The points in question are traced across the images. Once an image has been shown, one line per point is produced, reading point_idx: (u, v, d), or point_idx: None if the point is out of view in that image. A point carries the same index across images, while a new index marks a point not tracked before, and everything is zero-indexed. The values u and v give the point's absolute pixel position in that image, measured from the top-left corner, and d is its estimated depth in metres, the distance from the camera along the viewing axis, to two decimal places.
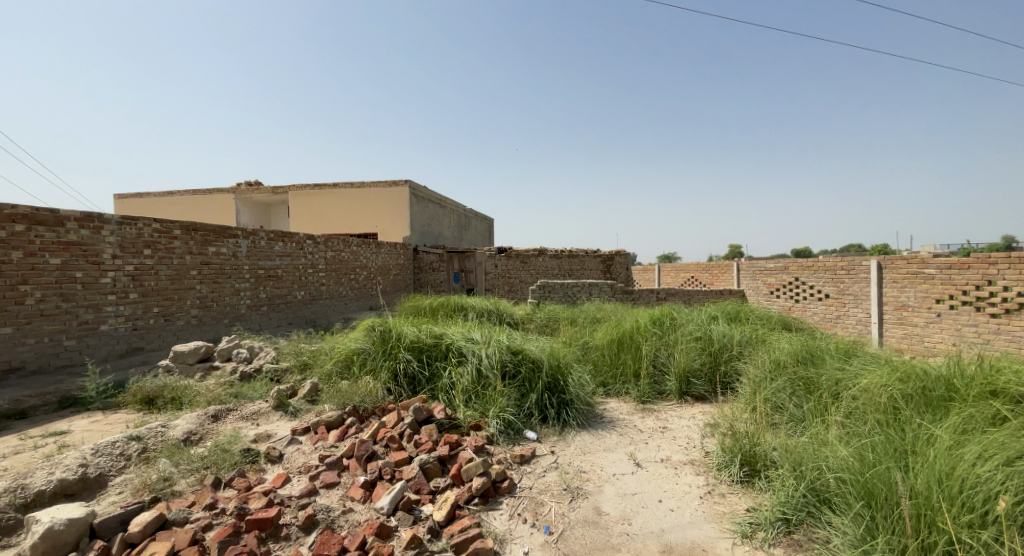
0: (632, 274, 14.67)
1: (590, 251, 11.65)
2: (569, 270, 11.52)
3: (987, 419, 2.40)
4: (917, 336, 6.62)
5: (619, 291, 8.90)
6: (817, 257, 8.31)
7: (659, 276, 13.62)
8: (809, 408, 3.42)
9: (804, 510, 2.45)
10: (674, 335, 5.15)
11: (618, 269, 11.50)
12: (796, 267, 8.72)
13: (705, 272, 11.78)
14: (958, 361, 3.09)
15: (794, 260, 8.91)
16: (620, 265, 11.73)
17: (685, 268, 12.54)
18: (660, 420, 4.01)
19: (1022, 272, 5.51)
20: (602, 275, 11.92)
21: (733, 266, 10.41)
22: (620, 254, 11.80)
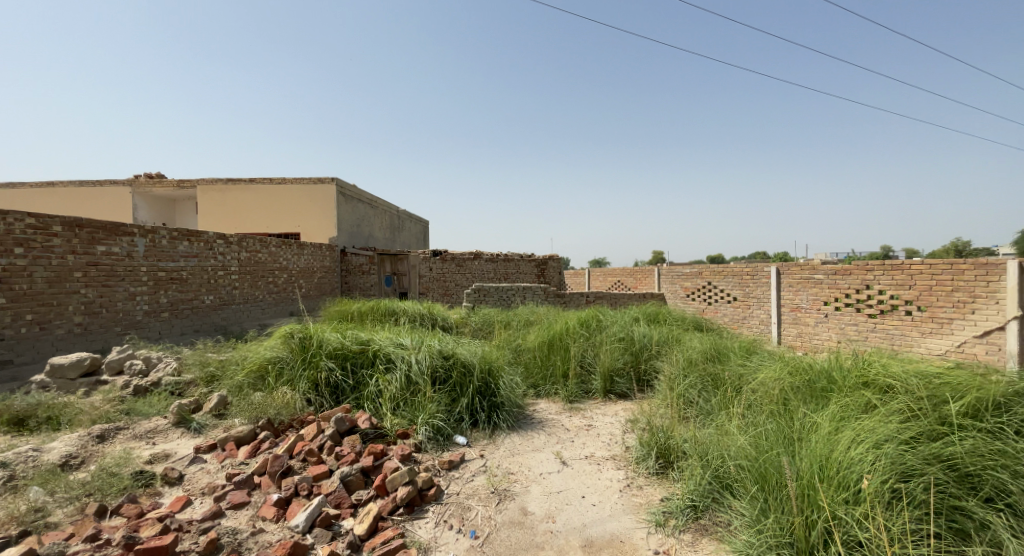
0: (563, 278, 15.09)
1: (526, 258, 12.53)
2: (504, 274, 12.14)
3: (860, 406, 2.73)
4: (809, 334, 7.41)
5: (551, 294, 9.19)
6: (727, 263, 9.03)
7: (589, 280, 14.09)
8: (716, 401, 3.70)
9: (709, 496, 2.65)
10: (600, 336, 5.36)
11: (551, 273, 12.59)
12: (709, 273, 9.38)
13: (630, 277, 12.36)
14: (842, 356, 3.49)
15: (707, 266, 9.61)
16: (554, 270, 12.94)
17: (613, 272, 13.01)
18: (586, 418, 4.15)
19: (892, 278, 6.32)
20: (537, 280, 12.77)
21: (655, 271, 11.00)
22: (555, 259, 12.93)
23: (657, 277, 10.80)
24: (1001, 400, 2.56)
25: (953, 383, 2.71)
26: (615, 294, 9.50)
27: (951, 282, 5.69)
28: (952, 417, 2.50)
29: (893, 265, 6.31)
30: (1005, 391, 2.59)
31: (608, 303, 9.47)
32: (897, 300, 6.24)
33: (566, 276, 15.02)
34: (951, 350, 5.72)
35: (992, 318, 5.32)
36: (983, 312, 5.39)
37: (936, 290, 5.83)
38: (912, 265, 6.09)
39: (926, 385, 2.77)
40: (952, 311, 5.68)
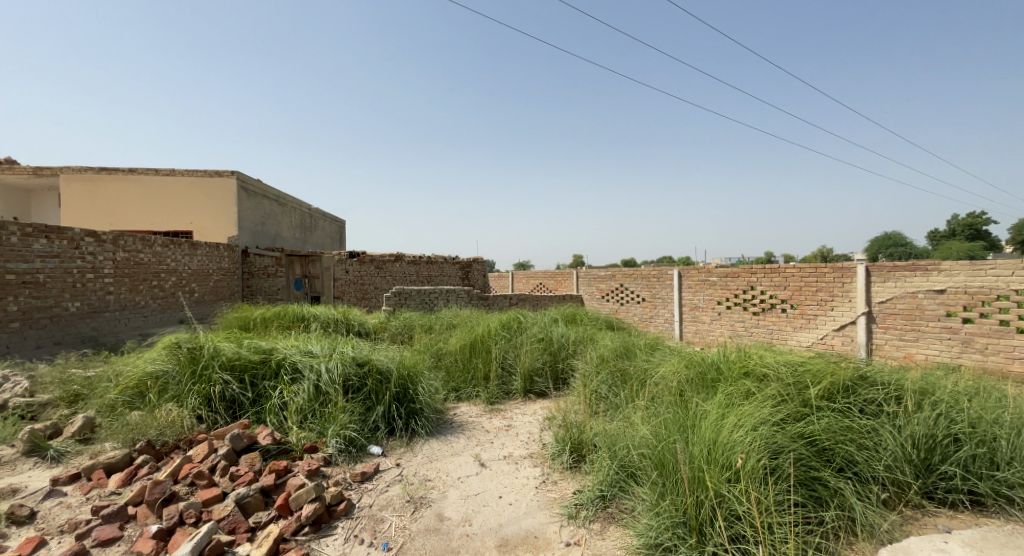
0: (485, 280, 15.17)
1: (449, 259, 12.73)
2: (426, 276, 12.19)
3: (743, 393, 3.04)
4: (705, 331, 8.12)
5: (474, 297, 9.19)
6: (636, 266, 9.59)
7: (512, 282, 14.27)
8: (624, 395, 3.91)
9: (616, 485, 2.80)
10: (520, 337, 5.44)
11: (476, 276, 13.34)
12: (621, 275, 9.88)
13: (550, 280, 12.69)
14: (732, 350, 3.86)
15: (619, 268, 10.15)
16: (478, 273, 13.52)
17: (535, 275, 13.25)
18: (505, 419, 4.20)
19: (772, 280, 7.11)
20: (461, 282, 13.14)
21: (573, 273, 11.39)
22: (478, 262, 13.48)
23: (575, 279, 11.19)
24: (850, 383, 2.99)
25: (815, 369, 3.11)
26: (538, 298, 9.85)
27: (816, 283, 6.52)
28: (812, 400, 2.87)
29: (772, 269, 7.12)
30: (852, 375, 3.04)
31: (529, 305, 9.70)
32: (776, 299, 7.03)
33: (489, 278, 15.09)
34: (816, 341, 6.56)
35: (847, 313, 6.18)
36: (841, 309, 6.25)
37: (805, 291, 6.63)
38: (787, 269, 6.89)
39: (795, 372, 3.14)
40: (817, 308, 6.51)
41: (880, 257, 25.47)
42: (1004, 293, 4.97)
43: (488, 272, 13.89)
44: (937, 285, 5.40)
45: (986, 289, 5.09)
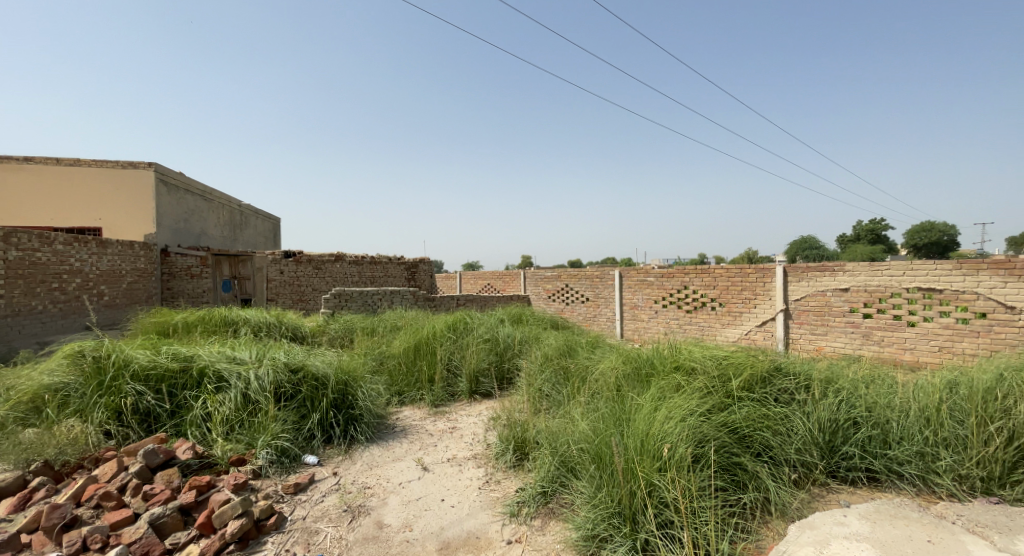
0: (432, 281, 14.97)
1: (393, 260, 12.46)
2: (369, 277, 11.84)
3: (674, 386, 3.19)
4: (644, 328, 8.47)
5: (420, 298, 9.01)
6: (580, 267, 9.81)
7: (458, 282, 14.15)
8: (566, 392, 3.99)
9: (557, 481, 2.86)
10: (466, 338, 5.40)
11: (422, 277, 13.13)
12: (566, 275, 10.05)
13: (497, 281, 12.70)
14: (667, 345, 4.05)
15: (563, 269, 10.35)
16: (424, 273, 13.33)
17: (482, 275, 13.21)
18: (450, 421, 4.16)
19: (702, 280, 7.53)
20: (406, 282, 12.87)
21: (519, 273, 11.46)
22: (424, 263, 13.28)
23: (522, 279, 11.26)
24: (767, 374, 3.24)
25: (738, 362, 3.33)
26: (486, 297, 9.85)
27: (741, 282, 6.98)
28: (734, 390, 3.08)
29: (703, 269, 7.53)
30: (769, 367, 3.29)
31: (476, 306, 9.67)
32: (707, 298, 7.46)
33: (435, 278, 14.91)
34: (742, 337, 7.02)
35: (768, 310, 6.67)
36: (763, 306, 6.73)
37: (731, 290, 7.08)
38: (716, 269, 7.31)
39: (720, 365, 3.35)
40: (742, 306, 6.97)
41: (800, 258, 27.64)
42: (897, 291, 5.55)
43: (434, 273, 13.69)
44: (843, 284, 5.95)
45: (883, 288, 5.66)
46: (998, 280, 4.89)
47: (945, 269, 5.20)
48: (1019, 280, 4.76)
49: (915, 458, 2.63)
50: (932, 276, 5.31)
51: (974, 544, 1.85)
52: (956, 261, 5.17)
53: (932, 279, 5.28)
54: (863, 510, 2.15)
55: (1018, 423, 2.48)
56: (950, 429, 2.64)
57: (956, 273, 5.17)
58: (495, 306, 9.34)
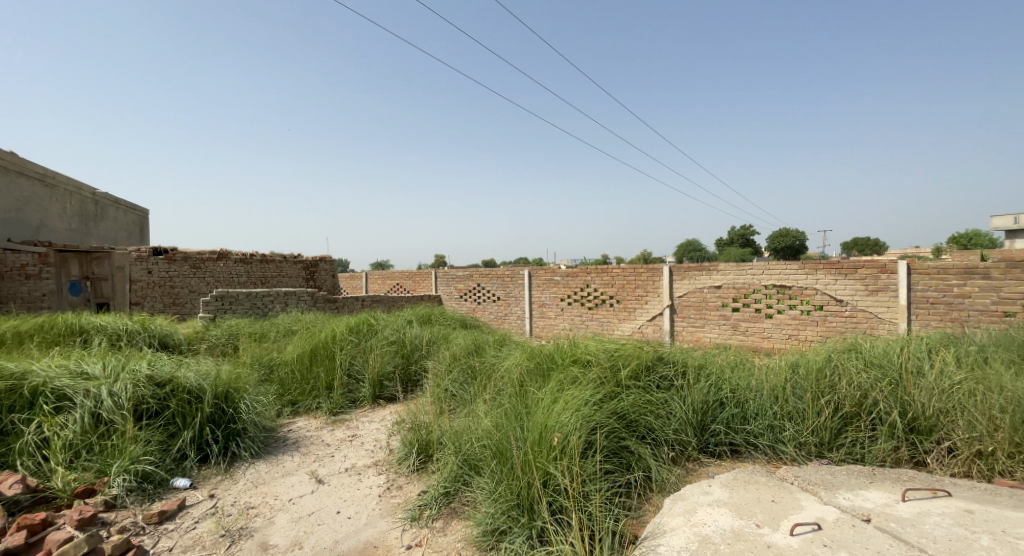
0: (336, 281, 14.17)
1: (288, 258, 11.61)
2: (260, 277, 10.91)
3: (571, 379, 3.35)
4: (551, 325, 8.78)
5: (319, 299, 8.49)
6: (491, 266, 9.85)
7: (364, 282, 13.52)
8: (472, 390, 4.00)
9: (459, 480, 2.87)
10: (370, 341, 5.19)
11: (323, 276, 12.39)
12: (476, 274, 10.01)
13: (407, 280, 12.15)
14: (568, 341, 4.23)
15: (474, 268, 10.32)
16: (325, 273, 12.57)
17: (389, 275, 12.74)
18: (349, 429, 3.98)
19: (602, 279, 7.98)
20: (304, 282, 12.05)
21: (428, 273, 11.23)
22: (325, 262, 12.53)
23: (432, 279, 11.05)
24: (650, 363, 3.54)
25: (626, 353, 3.59)
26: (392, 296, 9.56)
27: (635, 280, 7.53)
28: (623, 380, 3.32)
29: (602, 269, 7.98)
30: (653, 357, 3.60)
31: (381, 307, 9.33)
32: (606, 295, 7.92)
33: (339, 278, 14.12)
34: (636, 331, 7.59)
35: (657, 306, 7.27)
36: (653, 302, 7.32)
37: (626, 287, 7.61)
38: (614, 268, 7.78)
39: (611, 357, 3.58)
40: (636, 302, 7.53)
41: (689, 259, 30.34)
42: (758, 288, 6.35)
43: (336, 272, 12.96)
44: (717, 282, 6.67)
45: (747, 285, 6.44)
46: (831, 277, 5.80)
47: (793, 269, 6.07)
48: (846, 277, 5.69)
49: (768, 430, 3.04)
50: (783, 275, 6.16)
51: (807, 500, 2.17)
52: (801, 262, 6.04)
53: (784, 277, 6.13)
54: (725, 479, 2.43)
55: (840, 396, 2.97)
56: (793, 404, 3.09)
57: (801, 272, 6.05)
58: (403, 307, 9.08)
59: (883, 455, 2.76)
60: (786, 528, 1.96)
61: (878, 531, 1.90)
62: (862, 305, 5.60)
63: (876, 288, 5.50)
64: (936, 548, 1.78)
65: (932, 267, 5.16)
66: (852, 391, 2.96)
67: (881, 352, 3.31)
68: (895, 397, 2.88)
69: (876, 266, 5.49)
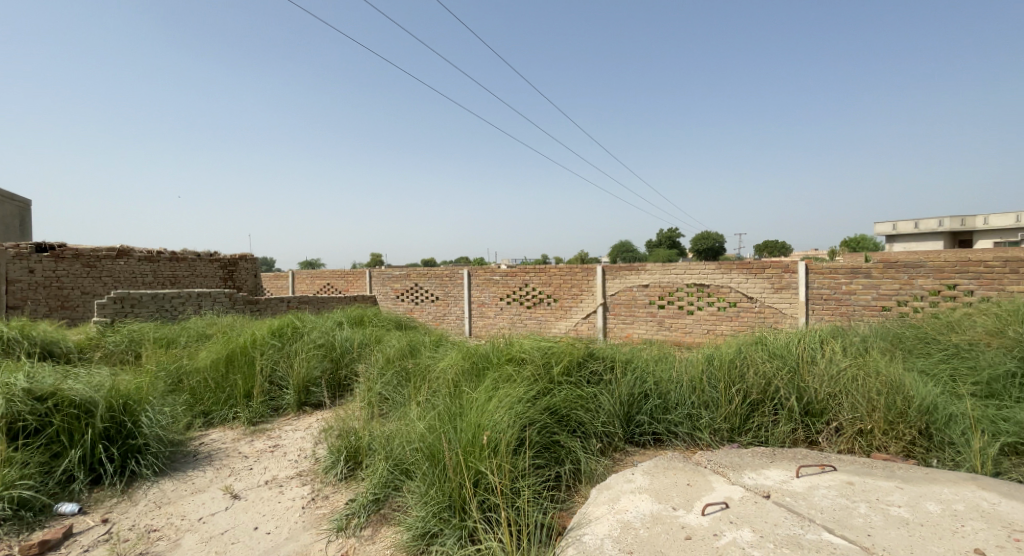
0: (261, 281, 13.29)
1: (202, 257, 10.76)
2: (169, 277, 10.02)
3: (506, 377, 3.38)
4: (490, 324, 8.80)
5: (239, 301, 7.94)
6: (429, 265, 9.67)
7: (292, 282, 12.79)
8: (406, 393, 3.93)
9: (390, 485, 2.80)
10: (295, 345, 4.93)
11: (242, 276, 11.60)
12: (414, 274, 9.78)
13: (340, 280, 11.64)
14: (504, 339, 4.25)
15: (412, 268, 10.08)
16: (245, 272, 11.77)
17: (319, 274, 12.13)
18: (270, 439, 3.76)
19: (539, 278, 8.11)
20: (222, 282, 11.21)
21: (363, 272, 10.83)
22: (245, 260, 11.74)
23: (366, 279, 10.66)
24: (581, 359, 3.66)
25: (559, 351, 3.67)
26: (321, 297, 9.13)
27: (570, 280, 7.73)
28: (556, 377, 3.41)
29: (539, 269, 8.11)
30: (584, 353, 3.72)
31: (310, 308, 8.89)
32: (543, 294, 8.06)
33: (263, 278, 13.26)
34: (572, 328, 7.80)
35: (591, 304, 7.53)
36: (588, 301, 7.56)
37: (562, 287, 7.80)
38: (551, 268, 7.93)
39: (545, 355, 3.64)
40: (571, 301, 7.74)
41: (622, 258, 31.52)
42: (681, 287, 6.75)
43: (259, 271, 12.17)
44: (645, 281, 7.01)
45: (671, 284, 6.82)
46: (743, 277, 6.29)
47: (711, 269, 6.51)
48: (755, 277, 6.20)
49: (686, 419, 3.24)
50: (702, 274, 6.58)
51: (716, 481, 2.35)
52: (718, 262, 6.50)
53: (702, 277, 6.56)
54: (647, 467, 2.57)
55: (748, 384, 3.23)
56: (709, 393, 3.31)
57: (717, 272, 6.50)
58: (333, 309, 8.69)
59: (783, 437, 3.03)
60: (698, 508, 2.10)
61: (776, 505, 2.09)
62: (769, 302, 6.13)
63: (780, 287, 6.04)
64: (822, 517, 1.98)
65: (826, 268, 5.76)
66: (758, 379, 3.23)
67: (783, 344, 3.64)
68: (793, 384, 3.18)
69: (780, 266, 6.03)
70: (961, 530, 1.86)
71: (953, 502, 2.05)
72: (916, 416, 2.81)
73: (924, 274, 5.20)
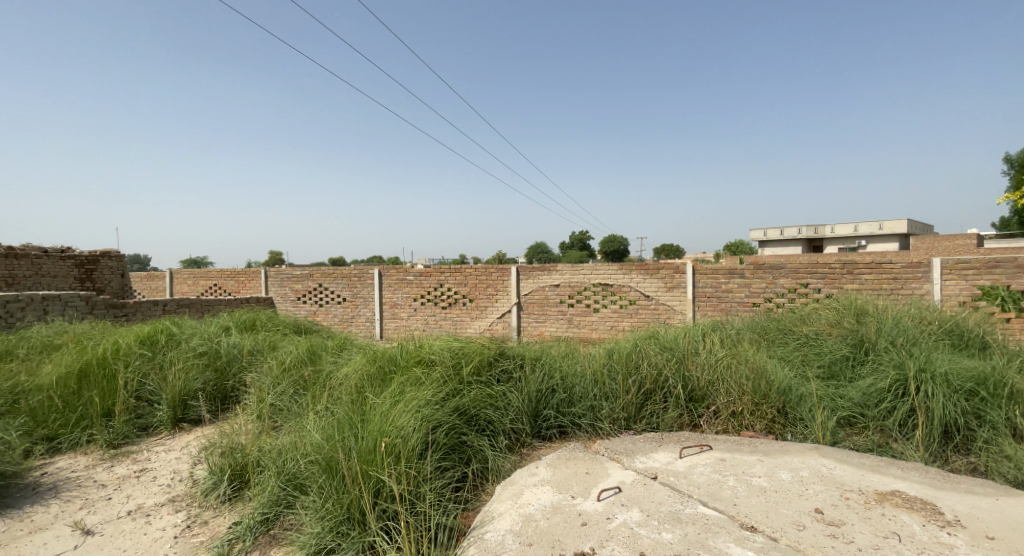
0: (132, 282, 11.67)
1: (50, 253, 9.19)
2: (4, 277, 8.43)
3: (413, 380, 3.31)
4: (403, 326, 8.56)
5: (99, 305, 6.94)
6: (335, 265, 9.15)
7: (170, 283, 11.38)
8: (304, 401, 3.68)
9: (282, 503, 2.62)
10: (170, 354, 4.39)
11: (105, 274, 10.11)
12: (318, 273, 9.20)
13: (231, 280, 10.58)
14: (413, 341, 4.15)
15: (316, 267, 9.45)
16: (108, 270, 10.26)
17: (205, 275, 10.93)
18: (138, 463, 3.33)
19: (453, 278, 8.03)
20: (78, 282, 9.67)
21: (257, 272, 9.95)
22: (108, 257, 10.24)
23: (261, 279, 9.80)
24: (492, 358, 3.69)
25: (469, 351, 3.67)
26: (205, 300, 8.24)
27: (486, 280, 7.77)
28: (465, 377, 3.40)
29: (453, 269, 8.05)
30: (493, 352, 3.76)
31: (192, 312, 7.98)
32: (458, 294, 8.01)
33: (134, 279, 11.65)
34: (487, 328, 7.85)
35: (506, 303, 7.64)
36: (502, 301, 7.65)
37: (478, 287, 7.82)
38: (467, 268, 7.90)
39: (455, 355, 3.62)
40: (487, 301, 7.79)
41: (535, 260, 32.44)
42: (588, 286, 7.08)
43: (126, 269, 10.67)
44: (556, 281, 7.25)
45: (580, 284, 7.13)
46: (642, 277, 6.76)
47: (614, 269, 6.91)
48: (652, 276, 6.70)
49: (588, 411, 3.41)
50: (607, 274, 6.97)
51: (612, 467, 2.50)
52: (620, 263, 6.92)
53: (607, 277, 6.94)
54: (551, 459, 2.66)
55: (643, 375, 3.48)
56: (609, 385, 3.52)
57: (620, 272, 6.92)
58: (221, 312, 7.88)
59: (671, 422, 3.31)
60: (594, 495, 2.22)
61: (661, 485, 2.27)
62: (663, 300, 6.66)
63: (673, 286, 6.59)
64: (698, 492, 2.20)
65: (710, 269, 6.38)
66: (651, 370, 3.49)
67: (672, 337, 3.97)
68: (680, 373, 3.49)
69: (673, 267, 6.57)
70: (805, 493, 2.16)
71: (801, 469, 2.38)
72: (775, 397, 3.23)
73: (784, 275, 5.98)
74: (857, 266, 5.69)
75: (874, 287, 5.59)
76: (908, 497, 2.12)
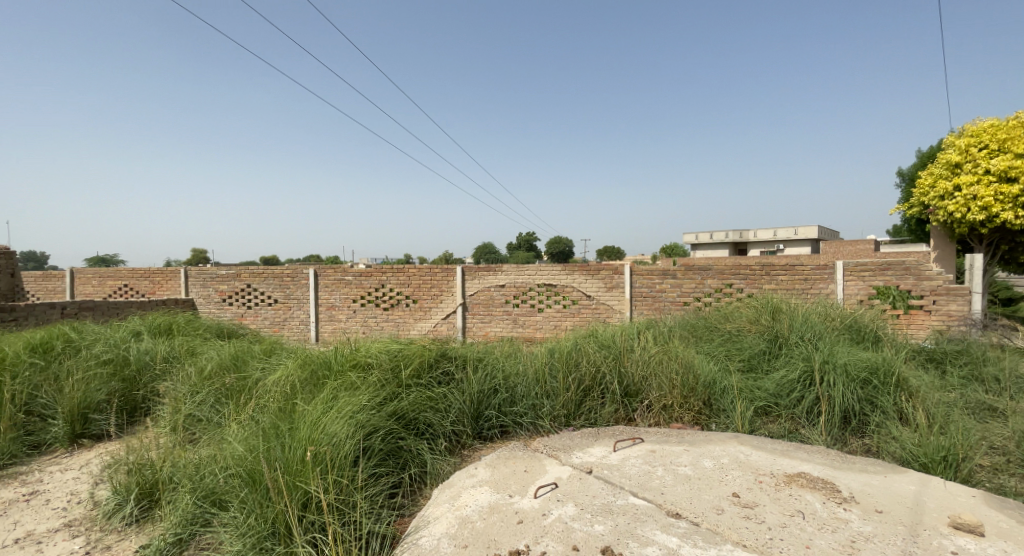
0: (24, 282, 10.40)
1: None
2: None
3: (348, 384, 3.19)
4: (341, 328, 8.25)
5: None
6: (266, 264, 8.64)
7: (71, 284, 10.25)
8: (228, 410, 3.45)
9: (198, 521, 2.45)
10: (68, 363, 3.96)
11: None
12: (247, 273, 8.66)
13: (145, 281, 9.70)
14: (349, 343, 4.00)
15: (244, 267, 8.88)
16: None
17: (114, 275, 9.95)
18: (28, 485, 2.98)
19: (396, 279, 7.85)
20: None
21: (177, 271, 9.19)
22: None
23: (180, 279, 9.07)
24: (433, 360, 3.64)
25: (409, 353, 3.60)
26: (113, 302, 7.49)
27: (430, 280, 7.65)
28: (404, 380, 3.33)
29: (396, 268, 7.87)
30: (435, 353, 3.70)
31: (98, 316, 7.23)
32: (401, 295, 7.83)
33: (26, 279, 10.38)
34: (430, 329, 7.73)
35: (450, 304, 7.57)
36: (446, 301, 7.58)
37: (422, 287, 7.68)
38: (410, 268, 7.75)
39: (393, 358, 3.54)
40: (431, 301, 7.68)
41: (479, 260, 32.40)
42: (532, 287, 7.16)
43: (16, 269, 9.48)
44: (501, 281, 7.28)
45: (524, 284, 7.20)
46: (583, 277, 6.94)
47: (557, 270, 7.04)
48: (593, 277, 6.89)
49: (529, 409, 3.44)
50: (551, 275, 7.08)
51: (549, 464, 2.55)
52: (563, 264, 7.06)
53: (551, 277, 7.06)
54: (490, 459, 2.67)
55: (581, 373, 3.57)
56: (550, 384, 3.57)
57: (563, 273, 7.06)
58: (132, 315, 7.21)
59: (607, 417, 3.42)
60: (531, 492, 2.25)
61: (596, 478, 2.35)
62: (603, 300, 6.87)
63: (612, 286, 6.82)
64: (630, 483, 2.29)
65: (647, 270, 6.65)
66: (589, 367, 3.59)
67: (609, 336, 4.10)
68: (616, 370, 3.61)
69: (612, 268, 6.80)
70: (725, 478, 2.31)
71: (721, 457, 2.54)
72: (702, 390, 3.43)
73: (712, 276, 6.35)
74: (776, 267, 6.16)
75: (789, 287, 6.08)
76: (811, 477, 2.33)
